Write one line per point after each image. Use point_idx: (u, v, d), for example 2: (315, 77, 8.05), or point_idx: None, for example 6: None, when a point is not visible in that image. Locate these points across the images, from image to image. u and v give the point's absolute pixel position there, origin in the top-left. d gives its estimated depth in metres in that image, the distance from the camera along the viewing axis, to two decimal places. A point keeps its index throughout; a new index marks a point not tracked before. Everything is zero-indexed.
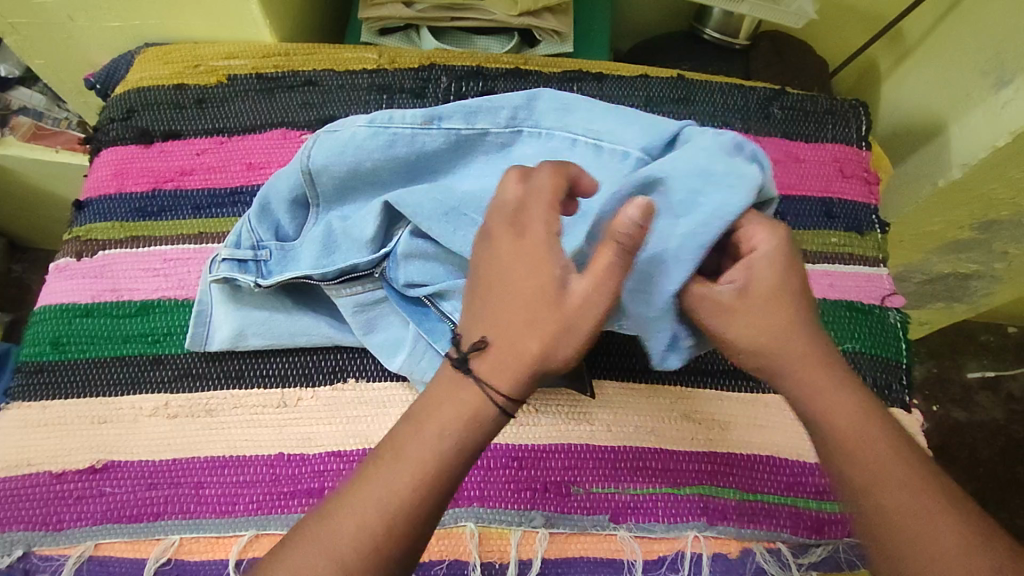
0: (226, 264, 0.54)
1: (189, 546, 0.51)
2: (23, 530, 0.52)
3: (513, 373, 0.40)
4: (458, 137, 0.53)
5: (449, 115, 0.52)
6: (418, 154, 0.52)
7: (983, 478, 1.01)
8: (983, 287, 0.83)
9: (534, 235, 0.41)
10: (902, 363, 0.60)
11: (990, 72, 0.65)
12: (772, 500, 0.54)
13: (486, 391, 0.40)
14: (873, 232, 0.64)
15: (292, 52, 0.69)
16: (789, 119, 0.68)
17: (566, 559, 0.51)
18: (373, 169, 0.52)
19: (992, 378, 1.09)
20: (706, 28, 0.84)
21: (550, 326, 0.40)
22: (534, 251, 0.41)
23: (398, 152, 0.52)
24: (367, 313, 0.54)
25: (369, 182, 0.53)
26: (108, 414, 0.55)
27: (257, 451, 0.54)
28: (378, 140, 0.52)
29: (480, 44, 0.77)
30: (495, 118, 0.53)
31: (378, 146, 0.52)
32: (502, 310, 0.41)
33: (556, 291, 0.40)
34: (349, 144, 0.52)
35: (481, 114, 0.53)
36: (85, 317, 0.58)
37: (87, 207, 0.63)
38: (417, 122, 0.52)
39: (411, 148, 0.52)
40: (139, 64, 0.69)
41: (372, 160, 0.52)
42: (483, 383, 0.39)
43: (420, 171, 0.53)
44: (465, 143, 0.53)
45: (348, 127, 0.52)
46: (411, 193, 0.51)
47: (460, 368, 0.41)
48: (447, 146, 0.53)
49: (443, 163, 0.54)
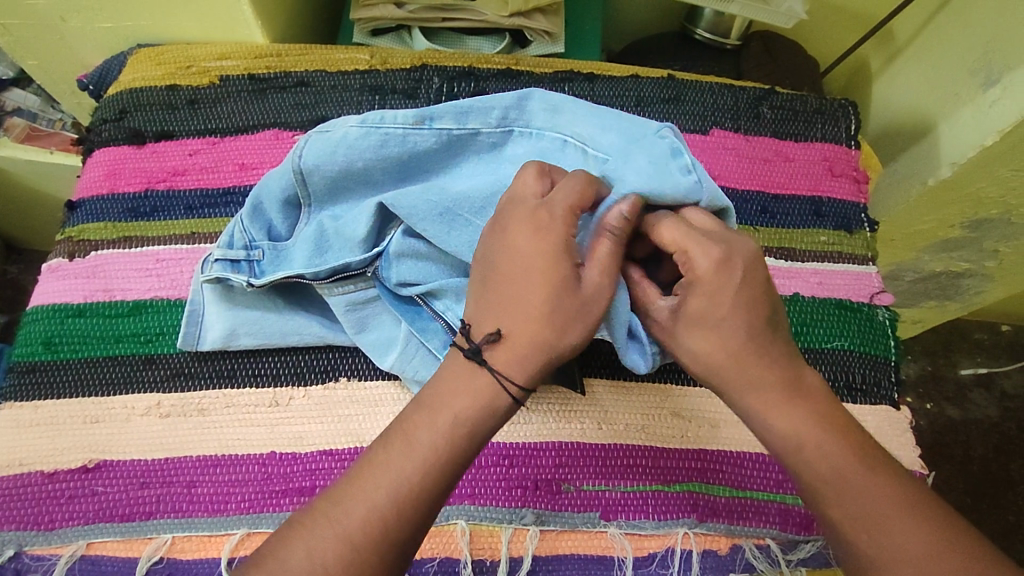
0: (218, 264, 0.54)
1: (181, 545, 0.52)
2: (15, 530, 0.52)
3: (526, 363, 0.42)
4: (449, 136, 0.53)
5: (440, 114, 0.52)
6: (409, 154, 0.53)
7: (976, 476, 1.01)
8: (974, 285, 0.84)
9: (554, 232, 0.43)
10: (891, 360, 0.61)
11: (978, 71, 0.66)
12: (762, 497, 0.54)
13: (498, 379, 0.42)
14: (862, 230, 0.65)
15: (285, 53, 0.70)
16: (779, 119, 0.68)
17: (557, 556, 0.52)
18: (365, 169, 0.53)
19: (985, 376, 1.09)
20: (698, 28, 0.84)
21: (564, 319, 0.42)
22: (554, 247, 0.42)
23: (390, 152, 0.52)
24: (360, 312, 0.54)
25: (361, 182, 0.54)
26: (101, 414, 0.55)
27: (250, 451, 0.54)
28: (369, 141, 0.52)
29: (472, 44, 0.77)
30: (487, 118, 0.53)
31: (370, 146, 0.52)
32: (519, 303, 0.42)
33: (572, 285, 0.42)
34: (340, 144, 0.52)
35: (473, 114, 0.53)
36: (78, 317, 0.58)
37: (80, 207, 0.63)
38: (408, 122, 0.52)
39: (403, 148, 0.52)
40: (132, 64, 0.69)
41: (364, 160, 0.52)
42: (498, 373, 0.42)
43: (411, 171, 0.54)
44: (457, 143, 0.53)
45: (340, 127, 0.52)
46: (405, 194, 0.51)
47: (473, 358, 0.42)
48: (438, 145, 0.53)
49: (434, 163, 0.54)
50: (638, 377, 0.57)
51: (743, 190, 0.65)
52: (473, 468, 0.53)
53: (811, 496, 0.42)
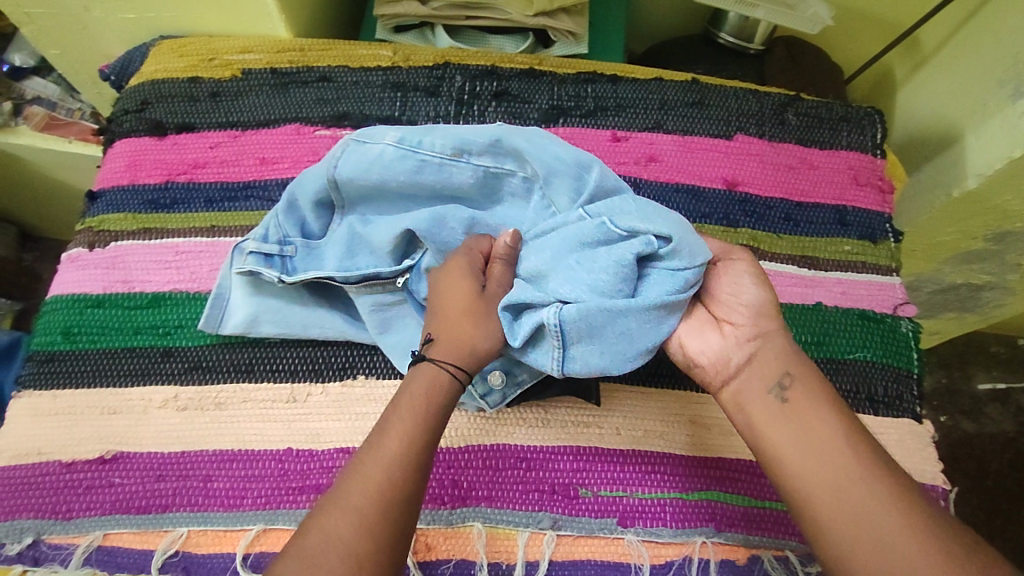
0: (252, 257, 0.53)
1: (197, 539, 0.51)
2: (33, 518, 0.52)
3: None
4: (486, 174, 0.52)
5: (478, 150, 0.51)
6: (444, 183, 0.52)
7: (992, 491, 1.00)
8: (995, 298, 0.82)
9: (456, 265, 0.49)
10: (914, 372, 0.60)
11: (1007, 82, 0.65)
12: (781, 507, 0.53)
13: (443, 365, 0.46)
14: (887, 241, 0.64)
15: (307, 48, 0.69)
16: (804, 126, 0.68)
17: (573, 561, 0.51)
18: (398, 188, 0.53)
19: (1002, 390, 1.08)
20: (721, 32, 0.83)
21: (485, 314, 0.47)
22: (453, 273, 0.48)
23: (424, 178, 0.52)
24: (384, 312, 0.54)
25: (394, 198, 0.54)
26: (118, 405, 0.55)
27: (266, 446, 0.53)
28: (405, 164, 0.52)
29: (494, 43, 0.76)
30: (522, 167, 0.52)
31: (406, 169, 0.52)
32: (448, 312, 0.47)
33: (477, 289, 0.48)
34: (375, 163, 0.51)
35: (509, 158, 0.51)
36: (96, 308, 0.58)
37: (100, 198, 0.63)
38: (446, 153, 0.51)
39: (438, 177, 0.52)
40: (154, 56, 0.69)
41: (397, 181, 0.52)
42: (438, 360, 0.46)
43: (444, 197, 0.53)
44: (493, 180, 0.52)
45: (377, 143, 0.52)
46: (436, 227, 0.51)
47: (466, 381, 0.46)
48: (473, 181, 0.52)
49: (471, 195, 0.53)
50: (658, 383, 0.56)
51: (766, 196, 0.65)
52: (491, 470, 0.53)
53: (800, 512, 0.43)
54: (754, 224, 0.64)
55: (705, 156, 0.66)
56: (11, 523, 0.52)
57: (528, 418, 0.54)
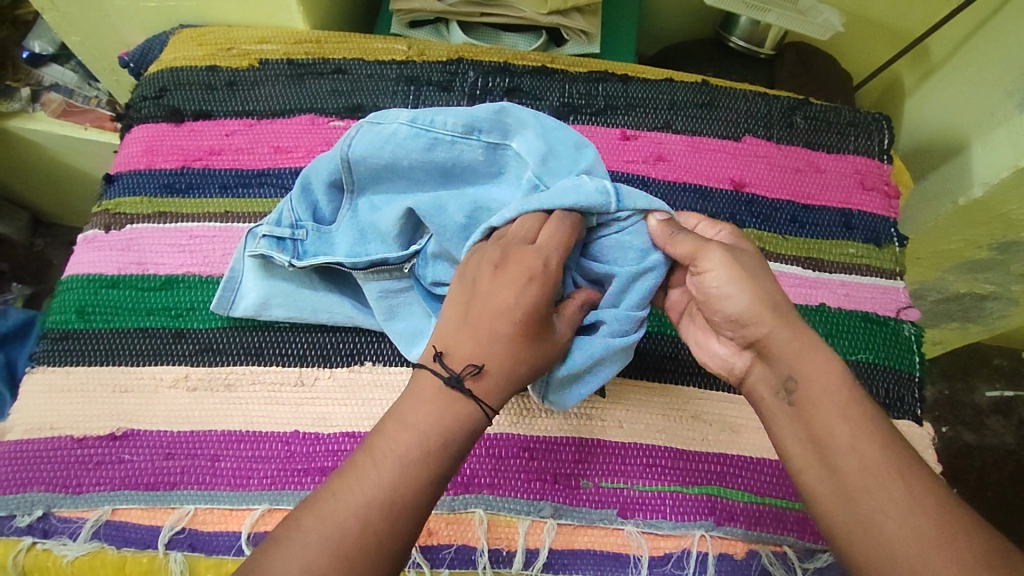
0: (265, 240, 0.55)
1: (203, 517, 0.52)
2: (44, 491, 0.53)
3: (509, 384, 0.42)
4: (496, 152, 0.51)
5: (489, 127, 0.51)
6: (456, 161, 0.52)
7: (990, 502, 1.00)
8: (999, 309, 0.82)
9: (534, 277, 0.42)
10: (915, 375, 0.61)
11: (1015, 93, 0.65)
12: (780, 504, 0.54)
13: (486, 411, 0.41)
14: (891, 245, 0.65)
15: (324, 40, 0.70)
16: (813, 129, 0.68)
17: (572, 550, 0.52)
18: (411, 166, 0.52)
19: (1004, 402, 1.08)
20: (732, 36, 0.84)
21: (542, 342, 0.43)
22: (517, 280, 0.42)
23: (436, 155, 0.51)
24: (391, 299, 0.55)
25: (406, 178, 0.53)
26: (130, 383, 0.56)
27: (274, 428, 0.54)
28: (419, 141, 0.51)
29: (507, 41, 0.77)
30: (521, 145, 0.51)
31: (419, 146, 0.51)
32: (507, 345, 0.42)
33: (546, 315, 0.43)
34: (389, 140, 0.51)
35: (517, 131, 0.51)
36: (111, 288, 0.59)
37: (117, 180, 0.65)
38: (457, 131, 0.51)
39: (449, 155, 0.51)
40: (173, 45, 0.70)
41: (411, 158, 0.52)
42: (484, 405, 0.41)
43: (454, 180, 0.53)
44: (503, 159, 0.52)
45: (390, 122, 0.52)
46: (439, 208, 0.51)
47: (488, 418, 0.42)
48: (484, 160, 0.52)
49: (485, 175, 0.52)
50: (663, 378, 0.57)
51: (773, 198, 0.65)
52: (494, 459, 0.53)
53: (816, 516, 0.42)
54: (760, 224, 0.64)
55: (713, 156, 0.66)
56: (23, 495, 0.53)
57: (531, 409, 0.55)
